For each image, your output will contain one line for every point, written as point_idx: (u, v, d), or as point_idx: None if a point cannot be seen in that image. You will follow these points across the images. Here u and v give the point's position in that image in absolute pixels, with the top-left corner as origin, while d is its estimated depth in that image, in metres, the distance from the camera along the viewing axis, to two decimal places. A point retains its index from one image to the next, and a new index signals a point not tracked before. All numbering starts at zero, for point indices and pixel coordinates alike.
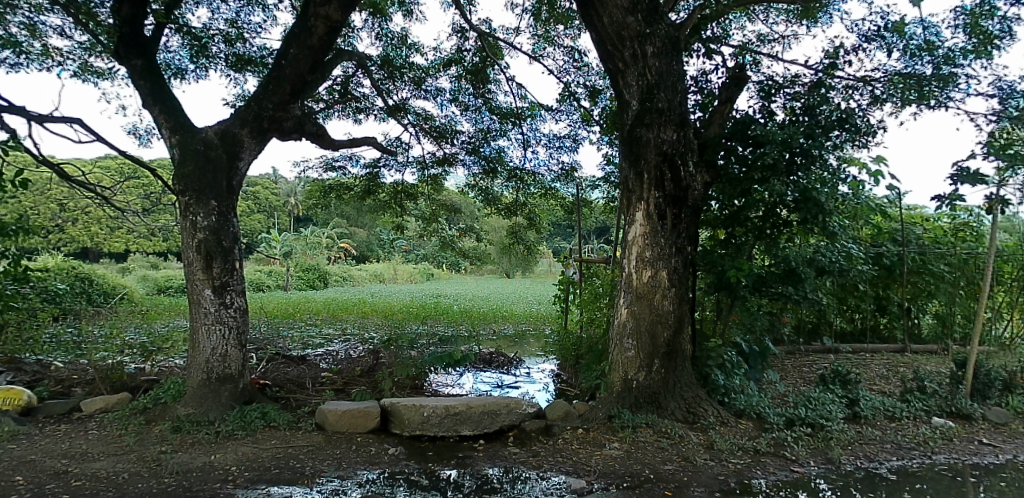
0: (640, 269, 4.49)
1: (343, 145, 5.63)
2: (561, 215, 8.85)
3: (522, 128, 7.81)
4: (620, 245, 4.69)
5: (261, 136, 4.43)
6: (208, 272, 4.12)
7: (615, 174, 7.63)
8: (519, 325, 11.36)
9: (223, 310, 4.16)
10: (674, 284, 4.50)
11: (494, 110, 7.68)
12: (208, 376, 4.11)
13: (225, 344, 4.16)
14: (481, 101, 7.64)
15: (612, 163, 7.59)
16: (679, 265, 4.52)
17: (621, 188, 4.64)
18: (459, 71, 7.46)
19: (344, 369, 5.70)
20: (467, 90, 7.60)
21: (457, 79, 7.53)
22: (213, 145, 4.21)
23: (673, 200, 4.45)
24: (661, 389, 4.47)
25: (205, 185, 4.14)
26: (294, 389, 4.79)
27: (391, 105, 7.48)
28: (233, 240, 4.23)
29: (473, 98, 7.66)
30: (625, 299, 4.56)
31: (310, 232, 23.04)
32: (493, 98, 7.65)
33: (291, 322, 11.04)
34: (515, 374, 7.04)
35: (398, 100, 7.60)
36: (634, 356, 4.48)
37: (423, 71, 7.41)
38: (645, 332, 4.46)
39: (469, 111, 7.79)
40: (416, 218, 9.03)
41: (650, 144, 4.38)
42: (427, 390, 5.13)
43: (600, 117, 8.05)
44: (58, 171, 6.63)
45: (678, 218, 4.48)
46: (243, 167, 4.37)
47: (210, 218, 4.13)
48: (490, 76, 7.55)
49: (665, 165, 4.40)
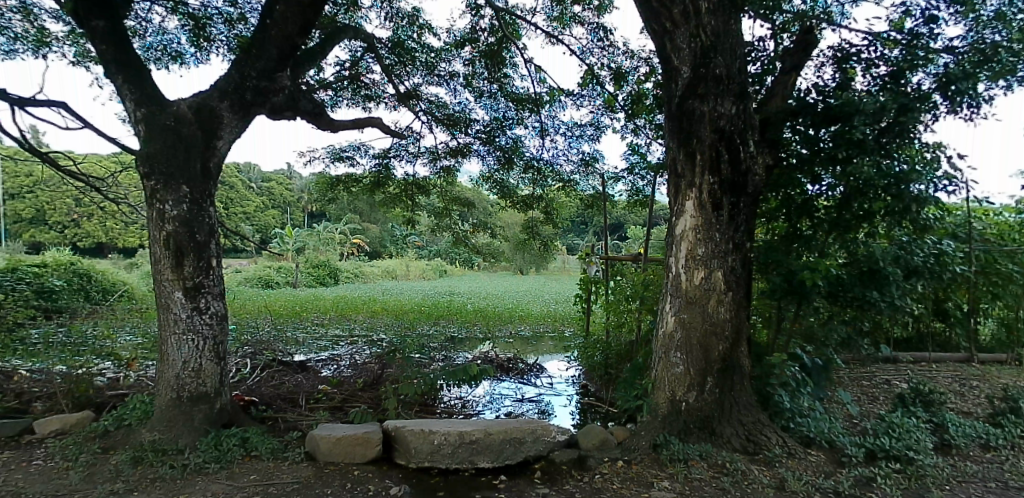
0: (691, 270, 3.78)
1: (345, 126, 4.97)
2: (583, 209, 8.13)
3: (540, 116, 7.08)
4: (665, 241, 3.99)
5: (243, 112, 3.77)
6: (178, 271, 3.46)
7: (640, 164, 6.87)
8: (537, 325, 10.67)
9: (196, 317, 3.50)
10: (731, 287, 3.78)
11: (509, 96, 6.95)
12: (178, 395, 3.46)
13: (199, 356, 3.51)
14: (496, 86, 6.90)
15: (637, 153, 6.82)
16: (737, 265, 3.80)
17: (667, 173, 3.93)
18: (473, 53, 6.69)
19: (346, 381, 5.04)
20: (481, 74, 6.85)
21: (470, 62, 6.78)
22: (186, 119, 3.55)
23: (730, 186, 3.74)
24: (715, 413, 3.76)
25: (176, 168, 3.48)
26: (283, 408, 4.13)
27: (401, 92, 6.81)
28: (208, 233, 3.57)
29: (487, 84, 6.92)
30: (672, 305, 3.86)
31: (322, 228, 22.44)
32: (509, 83, 6.90)
33: (296, 322, 10.44)
34: (536, 383, 6.35)
35: (410, 86, 6.95)
36: (683, 374, 3.78)
37: (435, 53, 6.71)
38: (697, 345, 3.76)
39: (484, 97, 7.08)
40: (428, 213, 8.36)
41: (705, 119, 3.67)
42: (438, 410, 4.46)
43: (626, 103, 7.28)
44: (49, 160, 5.92)
45: (736, 208, 3.77)
46: (223, 147, 3.72)
47: (180, 208, 3.46)
48: (507, 59, 6.74)
49: (722, 144, 3.69)
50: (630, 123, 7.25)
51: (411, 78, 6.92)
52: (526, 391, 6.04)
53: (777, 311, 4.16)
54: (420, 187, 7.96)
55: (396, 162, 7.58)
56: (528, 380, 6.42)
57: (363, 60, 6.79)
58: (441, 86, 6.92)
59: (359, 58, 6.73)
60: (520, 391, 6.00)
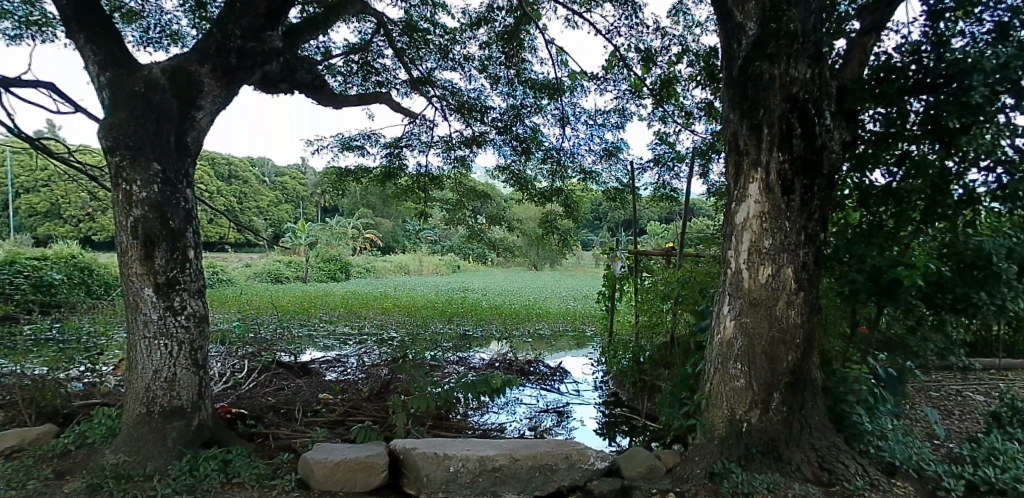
0: (755, 266, 3.18)
1: (349, 102, 4.40)
2: (607, 200, 7.54)
3: (561, 103, 6.45)
4: (722, 231, 3.40)
5: (227, 79, 3.22)
6: (147, 264, 2.90)
7: (667, 154, 6.41)
8: (557, 324, 10.11)
9: (170, 318, 2.95)
10: (803, 286, 3.18)
11: (527, 82, 6.32)
12: (149, 410, 2.93)
13: (172, 365, 2.97)
14: (513, 72, 6.27)
15: (665, 143, 6.31)
16: (810, 261, 3.19)
17: (727, 151, 3.34)
18: (489, 34, 6.02)
19: (350, 388, 4.50)
20: (497, 58, 6.22)
21: (486, 45, 6.13)
22: (159, 86, 2.99)
23: (803, 166, 3.14)
24: (782, 435, 3.17)
25: (145, 141, 2.92)
26: (276, 422, 3.58)
27: (413, 77, 6.22)
28: (184, 219, 3.01)
29: (504, 70, 6.28)
30: (731, 307, 3.26)
31: (334, 222, 21.96)
32: (528, 69, 6.27)
33: (303, 319, 9.95)
34: (560, 390, 5.78)
35: (423, 71, 6.37)
36: (744, 389, 3.20)
37: (450, 35, 6.08)
38: (761, 355, 3.16)
39: (501, 84, 6.43)
40: (441, 206, 7.79)
41: (775, 85, 3.08)
42: (452, 428, 3.90)
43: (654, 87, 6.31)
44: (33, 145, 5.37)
45: (809, 192, 3.17)
46: (203, 119, 3.17)
47: (149, 189, 2.90)
48: (526, 42, 6.11)
49: (794, 115, 3.09)
50: (659, 109, 6.37)
51: (424, 63, 6.33)
52: (550, 399, 5.46)
53: (851, 313, 3.56)
54: (433, 179, 7.44)
55: (408, 151, 7.02)
56: (552, 386, 5.84)
57: (374, 43, 6.14)
58: (456, 71, 6.29)
59: (369, 41, 6.09)
60: (544, 400, 5.42)
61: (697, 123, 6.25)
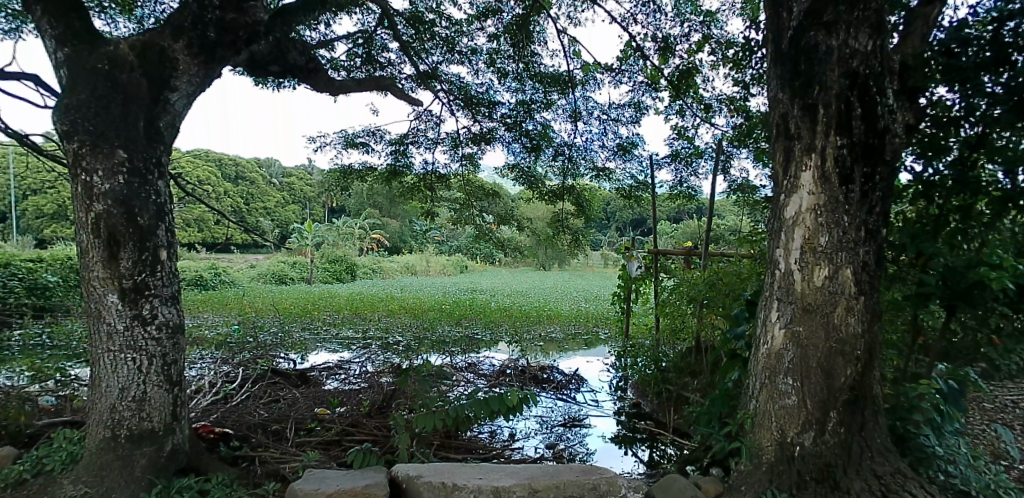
0: (808, 266, 2.77)
1: (347, 87, 4.03)
2: (621, 198, 7.13)
3: (573, 97, 6.03)
4: (768, 228, 3.00)
5: (205, 56, 2.85)
6: (112, 266, 2.53)
7: (687, 149, 5.97)
8: (569, 326, 9.73)
9: (137, 329, 2.57)
10: (864, 289, 2.77)
11: (537, 77, 5.87)
12: (114, 434, 2.55)
13: (142, 382, 2.59)
14: (521, 66, 5.81)
15: (683, 137, 5.88)
16: (870, 261, 2.78)
17: (775, 137, 2.93)
18: (499, 27, 5.55)
19: (350, 400, 4.13)
20: (505, 52, 5.73)
21: (495, 39, 5.65)
22: (126, 63, 2.60)
23: (864, 151, 2.73)
24: (840, 461, 2.76)
25: (109, 126, 2.53)
26: (265, 443, 3.21)
27: (420, 72, 5.81)
28: (156, 215, 2.63)
29: (512, 64, 5.82)
30: (780, 314, 2.86)
31: (340, 223, 21.64)
32: (538, 62, 5.82)
33: (306, 322, 9.60)
34: (576, 399, 5.37)
35: (430, 65, 5.93)
36: (796, 408, 2.80)
37: (455, 26, 5.63)
38: (816, 368, 2.76)
39: (508, 79, 5.97)
40: (448, 205, 7.42)
41: (833, 58, 2.69)
42: (459, 452, 3.51)
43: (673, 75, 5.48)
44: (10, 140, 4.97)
45: (871, 181, 2.76)
46: (178, 102, 2.78)
47: (113, 181, 2.52)
48: (536, 34, 5.65)
49: (853, 93, 2.69)
50: (676, 103, 5.71)
51: (430, 56, 5.90)
52: (566, 410, 5.07)
53: (912, 319, 3.14)
54: (440, 177, 7.06)
55: (413, 148, 6.64)
56: (568, 396, 5.44)
57: (378, 35, 5.69)
58: (463, 65, 5.85)
59: (371, 32, 5.63)
60: (559, 411, 5.04)
61: (718, 117, 5.59)
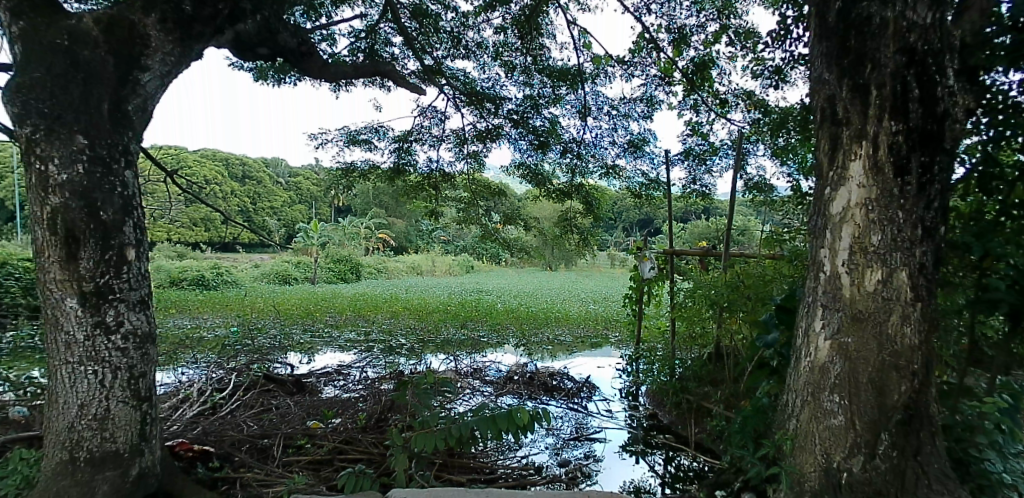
0: (857, 270, 2.45)
1: (345, 73, 3.74)
2: (632, 197, 6.82)
3: (582, 93, 5.66)
4: (812, 227, 2.68)
5: (181, 32, 2.53)
6: (69, 268, 2.23)
7: (702, 146, 5.63)
8: (578, 328, 9.42)
9: (99, 339, 2.28)
10: (923, 295, 2.43)
11: (546, 71, 5.51)
12: (73, 457, 2.27)
13: (104, 398, 2.30)
14: (529, 60, 5.45)
15: (697, 134, 5.53)
16: (929, 263, 2.44)
17: (821, 123, 2.62)
18: (507, 19, 5.16)
19: (346, 410, 3.84)
20: (513, 45, 5.38)
21: (502, 31, 5.30)
22: (89, 39, 2.29)
23: (922, 138, 2.40)
24: (892, 490, 2.43)
25: (66, 108, 2.24)
26: (249, 463, 2.95)
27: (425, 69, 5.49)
28: (122, 209, 2.34)
29: (519, 58, 5.46)
30: (825, 323, 2.55)
31: (345, 222, 21.42)
32: (546, 56, 5.46)
33: (308, 323, 9.34)
34: (587, 408, 5.07)
35: (434, 60, 5.65)
36: (843, 428, 2.49)
37: (462, 20, 5.29)
38: (865, 383, 2.45)
39: (516, 74, 5.62)
40: (454, 204, 7.13)
41: (888, 32, 2.37)
42: (467, 480, 3.22)
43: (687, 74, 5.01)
44: None
45: (932, 172, 2.42)
46: (150, 84, 2.45)
47: (71, 171, 2.23)
48: (544, 27, 5.27)
49: (910, 72, 2.36)
50: (689, 98, 5.32)
51: (434, 51, 5.60)
52: (576, 420, 4.78)
53: (967, 326, 2.81)
54: (445, 176, 6.77)
55: (417, 146, 6.34)
56: (579, 405, 5.13)
57: (381, 29, 5.35)
58: (468, 61, 5.52)
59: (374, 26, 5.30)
60: (569, 421, 4.74)
61: (734, 113, 5.20)
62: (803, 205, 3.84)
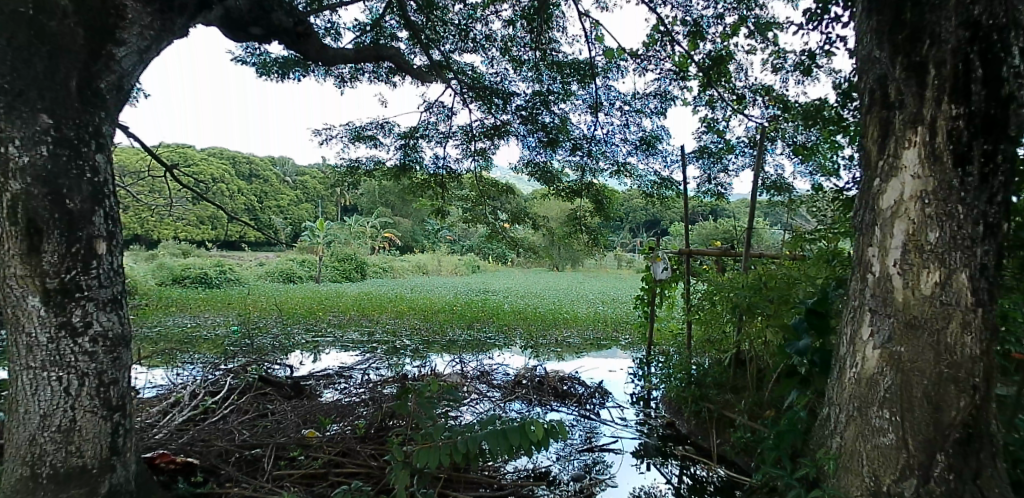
0: (911, 271, 2.20)
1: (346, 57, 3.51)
2: (644, 195, 6.55)
3: (594, 88, 5.37)
4: (859, 224, 2.44)
5: (161, 4, 2.28)
6: (31, 263, 2.00)
7: (716, 144, 5.33)
8: (587, 329, 9.16)
9: (64, 343, 2.05)
10: (985, 300, 2.16)
11: (555, 66, 5.23)
12: (35, 473, 2.06)
13: (69, 408, 2.08)
14: (538, 55, 5.18)
15: (712, 131, 5.21)
16: (992, 264, 2.17)
17: (872, 109, 2.36)
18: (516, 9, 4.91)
19: (345, 418, 3.60)
20: (522, 39, 5.12)
21: (511, 23, 5.04)
22: (55, 8, 2.03)
23: (988, 123, 2.11)
24: None
25: (29, 84, 2.00)
26: (238, 478, 2.73)
27: (432, 62, 5.24)
28: (92, 198, 2.11)
29: (529, 52, 5.21)
30: (874, 330, 2.31)
31: (351, 221, 21.25)
32: (556, 50, 5.18)
33: (311, 323, 9.13)
34: (599, 416, 4.81)
35: (442, 54, 5.41)
36: (894, 448, 2.24)
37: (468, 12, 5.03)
38: (920, 398, 2.19)
39: (525, 68, 5.36)
40: (460, 202, 6.88)
41: (950, 3, 2.12)
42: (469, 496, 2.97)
43: (704, 69, 4.70)
44: None
45: (999, 162, 2.14)
46: (126, 59, 2.21)
47: (33, 153, 2.00)
48: (555, 20, 5.00)
49: (974, 48, 2.09)
50: (703, 95, 4.96)
51: (443, 45, 5.34)
52: (587, 428, 4.53)
53: None
54: (451, 173, 6.53)
55: (423, 143, 6.10)
56: (591, 412, 4.87)
57: (386, 22, 5.12)
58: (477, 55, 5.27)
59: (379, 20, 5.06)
60: (581, 429, 4.49)
61: (751, 109, 4.85)
62: (830, 204, 3.55)
